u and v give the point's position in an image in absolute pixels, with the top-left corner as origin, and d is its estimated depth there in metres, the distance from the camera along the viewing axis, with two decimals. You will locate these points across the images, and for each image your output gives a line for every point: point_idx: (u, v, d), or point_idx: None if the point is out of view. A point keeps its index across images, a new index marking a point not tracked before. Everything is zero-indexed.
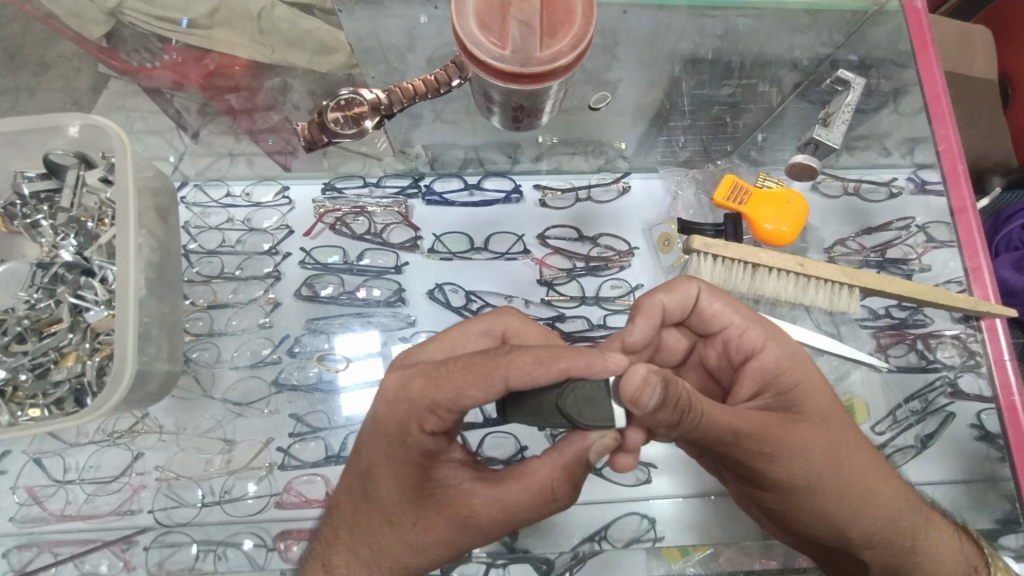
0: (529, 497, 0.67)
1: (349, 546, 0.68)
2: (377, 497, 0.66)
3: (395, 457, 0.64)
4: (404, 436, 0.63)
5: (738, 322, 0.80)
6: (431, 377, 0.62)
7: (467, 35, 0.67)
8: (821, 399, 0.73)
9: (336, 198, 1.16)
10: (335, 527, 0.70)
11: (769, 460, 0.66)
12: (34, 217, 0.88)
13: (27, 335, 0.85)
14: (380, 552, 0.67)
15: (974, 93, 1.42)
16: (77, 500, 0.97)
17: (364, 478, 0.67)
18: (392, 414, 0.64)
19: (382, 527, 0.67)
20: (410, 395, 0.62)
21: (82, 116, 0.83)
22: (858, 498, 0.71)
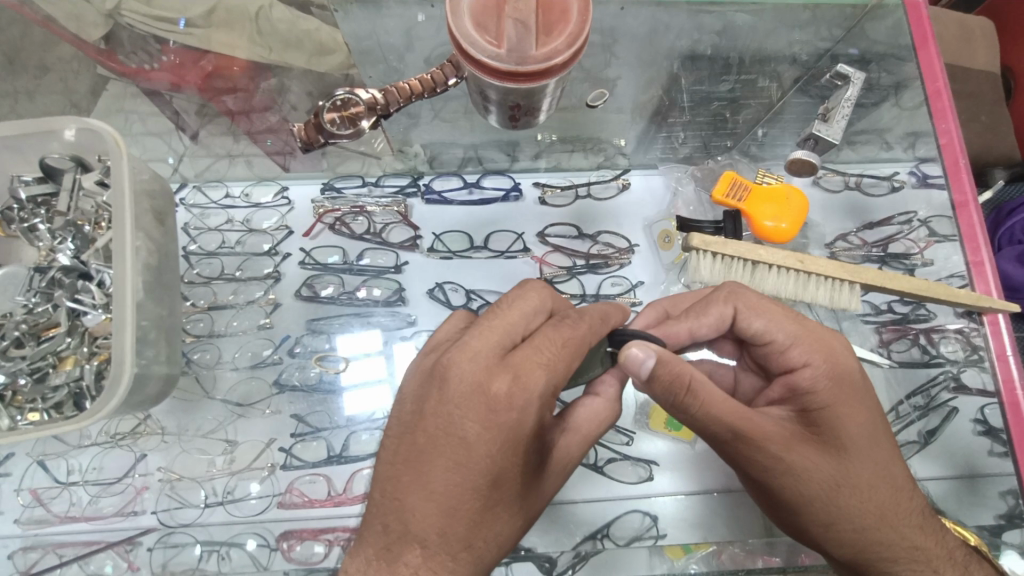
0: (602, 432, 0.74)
1: (468, 557, 0.61)
2: (503, 492, 0.62)
3: (524, 447, 0.61)
4: (535, 424, 0.62)
5: (782, 339, 0.73)
6: (552, 360, 0.63)
7: (462, 34, 0.67)
8: (854, 426, 0.68)
9: (335, 198, 1.16)
10: (446, 551, 0.59)
11: (764, 465, 0.68)
12: (32, 221, 0.89)
13: (25, 339, 0.85)
14: (502, 540, 0.63)
15: (977, 86, 1.41)
16: (80, 502, 0.97)
17: (489, 484, 0.60)
18: (525, 411, 0.60)
19: (507, 518, 0.63)
20: (540, 389, 0.62)
21: (77, 121, 0.83)
22: (864, 520, 0.69)
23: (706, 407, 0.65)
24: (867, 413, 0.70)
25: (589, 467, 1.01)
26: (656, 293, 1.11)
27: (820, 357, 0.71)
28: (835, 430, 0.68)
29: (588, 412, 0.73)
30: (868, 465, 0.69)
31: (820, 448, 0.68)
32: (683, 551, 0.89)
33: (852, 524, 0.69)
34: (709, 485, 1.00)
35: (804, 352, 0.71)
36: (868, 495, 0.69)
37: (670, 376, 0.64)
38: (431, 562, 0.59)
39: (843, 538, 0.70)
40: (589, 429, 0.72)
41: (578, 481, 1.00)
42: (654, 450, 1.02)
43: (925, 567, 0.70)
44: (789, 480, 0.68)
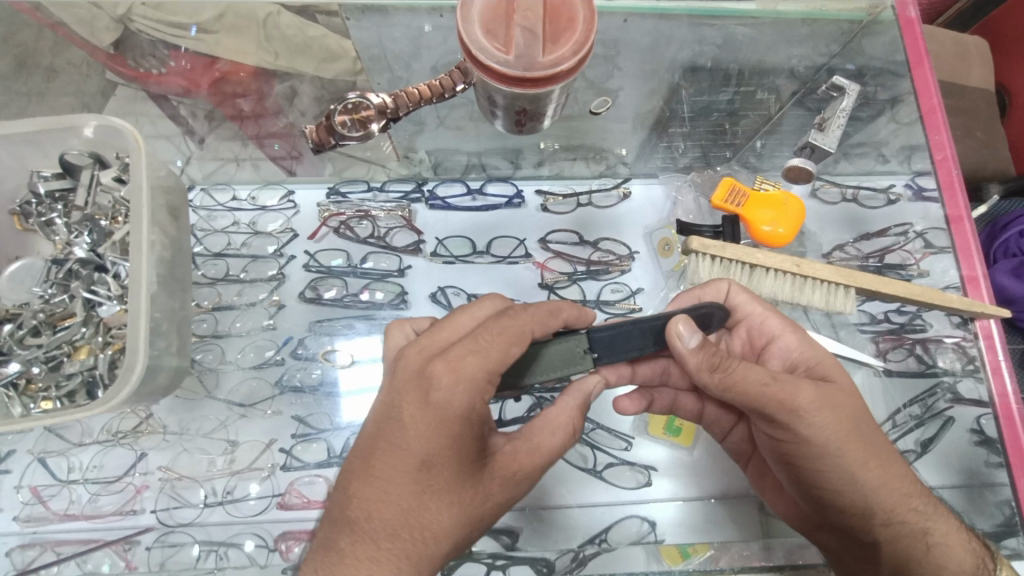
0: (563, 441, 0.70)
1: (393, 547, 0.59)
2: (437, 481, 0.61)
3: (452, 434, 0.61)
4: (465, 411, 0.61)
5: (760, 311, 0.84)
6: (485, 346, 0.63)
7: (472, 41, 0.69)
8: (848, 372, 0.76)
9: (340, 203, 1.18)
10: (374, 537, 0.59)
11: (804, 414, 0.68)
12: (49, 215, 0.91)
13: (42, 328, 0.87)
14: (434, 540, 0.61)
15: (972, 102, 1.44)
16: (80, 500, 0.98)
17: (418, 468, 0.60)
18: (451, 398, 0.61)
19: (438, 514, 0.61)
20: (471, 375, 0.62)
21: (98, 117, 0.85)
22: (886, 460, 0.71)
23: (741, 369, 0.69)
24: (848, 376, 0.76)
25: (589, 472, 1.02)
26: (656, 300, 1.12)
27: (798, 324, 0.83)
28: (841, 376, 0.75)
29: (545, 419, 0.70)
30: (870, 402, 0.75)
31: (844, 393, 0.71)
32: (681, 556, 0.87)
33: (878, 465, 0.70)
34: (706, 491, 1.01)
35: (782, 320, 0.82)
36: (884, 444, 0.72)
37: (719, 358, 0.70)
38: (360, 547, 0.59)
39: (874, 484, 0.70)
40: (546, 438, 0.69)
41: (575, 485, 1.01)
42: (654, 456, 1.03)
43: (932, 501, 0.74)
44: (830, 425, 0.68)
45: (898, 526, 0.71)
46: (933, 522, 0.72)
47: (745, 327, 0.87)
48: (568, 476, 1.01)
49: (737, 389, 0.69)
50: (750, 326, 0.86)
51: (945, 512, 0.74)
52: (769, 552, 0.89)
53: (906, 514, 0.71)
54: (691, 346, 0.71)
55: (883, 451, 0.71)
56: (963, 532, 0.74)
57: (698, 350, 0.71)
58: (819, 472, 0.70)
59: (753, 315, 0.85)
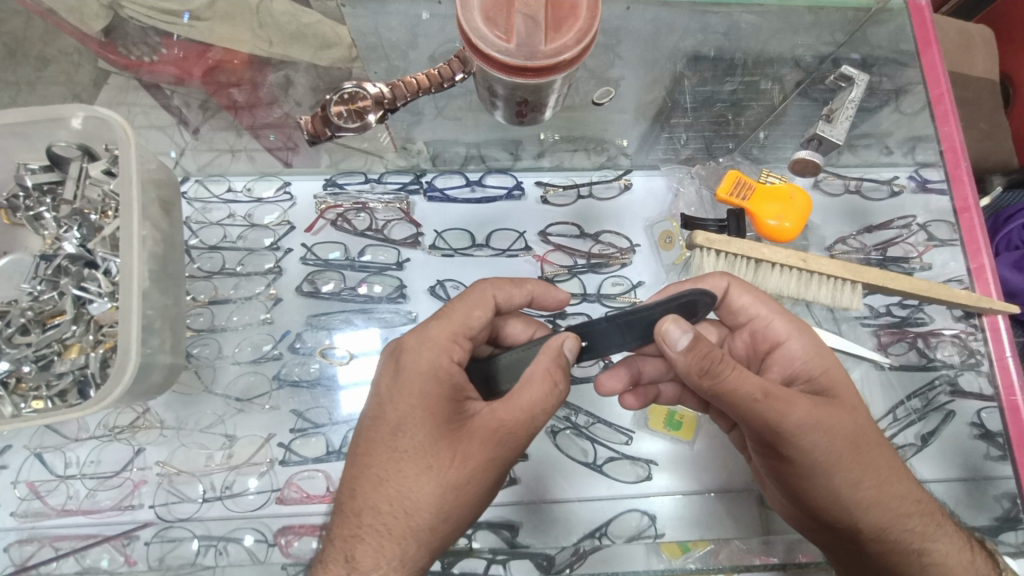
0: (543, 395, 0.66)
1: (377, 522, 0.61)
2: (412, 445, 0.63)
3: (421, 393, 0.65)
4: (431, 369, 0.66)
5: (766, 313, 0.83)
6: (449, 315, 0.72)
7: (472, 28, 0.67)
8: (851, 384, 0.75)
9: (337, 194, 1.16)
10: (360, 511, 0.62)
11: (796, 433, 0.67)
12: (38, 209, 0.89)
13: (31, 326, 0.85)
14: (415, 510, 0.61)
15: (976, 93, 1.42)
16: (77, 495, 0.97)
17: (391, 434, 0.64)
18: (416, 361, 0.67)
19: (414, 481, 0.61)
20: (432, 336, 0.69)
21: (85, 107, 0.83)
22: (879, 475, 0.71)
23: (738, 382, 0.65)
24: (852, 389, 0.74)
25: (588, 466, 1.01)
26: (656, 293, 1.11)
27: (801, 329, 0.80)
28: (840, 389, 0.74)
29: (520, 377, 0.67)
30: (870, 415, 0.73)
31: (840, 408, 0.71)
32: (680, 550, 0.88)
33: (870, 481, 0.70)
34: (706, 485, 1.00)
35: (788, 324, 0.81)
36: (880, 459, 0.71)
37: (706, 351, 0.65)
38: (351, 523, 0.62)
39: (865, 498, 0.70)
40: (521, 392, 0.65)
41: (575, 479, 1.00)
42: (654, 450, 1.03)
43: (930, 518, 0.73)
44: (822, 445, 0.68)
45: (888, 540, 0.71)
46: (927, 540, 0.72)
47: (748, 327, 0.85)
48: (568, 470, 1.01)
49: (731, 406, 0.67)
50: (753, 328, 0.84)
51: (941, 525, 0.73)
52: (768, 545, 0.89)
53: (897, 531, 0.71)
54: (679, 349, 0.66)
55: (877, 468, 0.71)
56: (959, 543, 0.73)
57: (690, 351, 0.65)
58: (809, 487, 0.71)
59: (758, 317, 0.83)
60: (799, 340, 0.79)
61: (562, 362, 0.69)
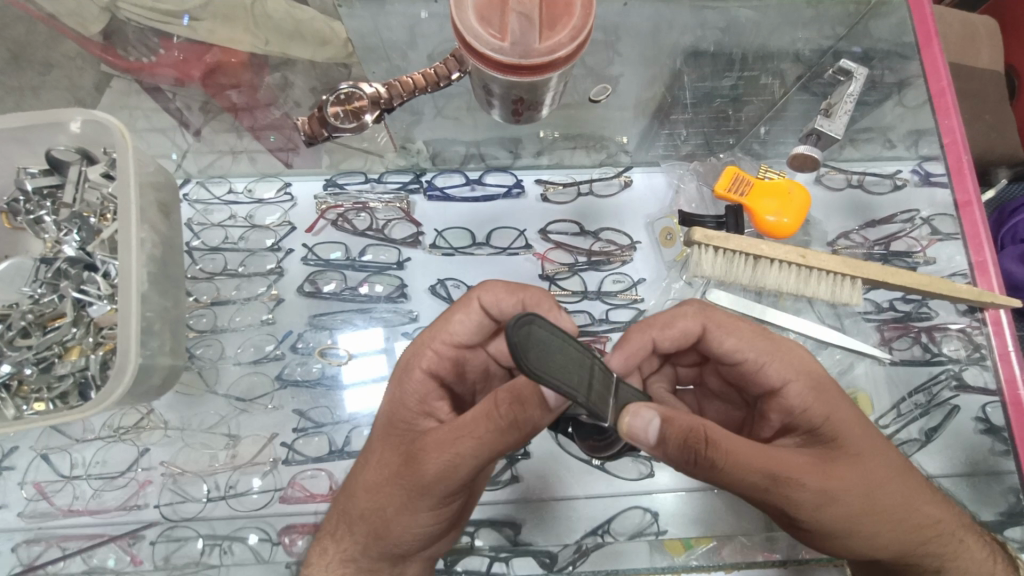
0: (474, 420, 0.63)
1: (340, 504, 0.74)
2: (370, 442, 0.74)
3: (389, 394, 0.77)
4: (400, 372, 0.78)
5: (754, 356, 0.78)
6: (436, 325, 0.80)
7: (466, 27, 0.67)
8: (858, 427, 0.72)
9: (338, 195, 1.16)
10: (339, 492, 0.76)
11: (807, 504, 0.66)
12: (38, 212, 0.89)
13: (31, 329, 0.86)
14: (353, 499, 0.71)
15: (981, 85, 1.41)
16: (84, 495, 0.98)
17: (369, 428, 0.77)
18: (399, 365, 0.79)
19: (359, 468, 0.73)
20: (417, 344, 0.79)
21: (82, 112, 0.84)
22: (899, 518, 0.69)
23: (736, 459, 0.63)
24: (860, 435, 0.71)
25: (589, 463, 1.00)
26: (657, 290, 1.11)
27: (798, 370, 0.77)
28: (845, 437, 0.71)
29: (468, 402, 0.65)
30: (885, 455, 0.71)
31: (846, 464, 0.69)
32: (683, 547, 0.91)
33: (890, 528, 0.69)
34: (708, 482, 1.00)
35: (781, 367, 0.77)
36: (899, 502, 0.69)
37: (682, 430, 0.62)
38: (335, 498, 0.77)
39: (886, 543, 0.69)
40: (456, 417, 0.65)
41: (579, 477, 1.00)
42: None
43: (952, 540, 0.73)
44: (835, 512, 0.66)
45: (911, 569, 0.72)
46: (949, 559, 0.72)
47: (738, 372, 0.81)
48: (569, 467, 1.00)
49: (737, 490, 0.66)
50: (744, 373, 0.80)
51: (963, 542, 0.73)
52: (772, 542, 0.91)
53: (917, 560, 0.72)
54: (652, 440, 0.62)
55: (897, 512, 0.69)
56: (980, 556, 0.74)
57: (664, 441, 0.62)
58: (829, 546, 0.71)
59: (748, 361, 0.79)
60: (799, 384, 0.75)
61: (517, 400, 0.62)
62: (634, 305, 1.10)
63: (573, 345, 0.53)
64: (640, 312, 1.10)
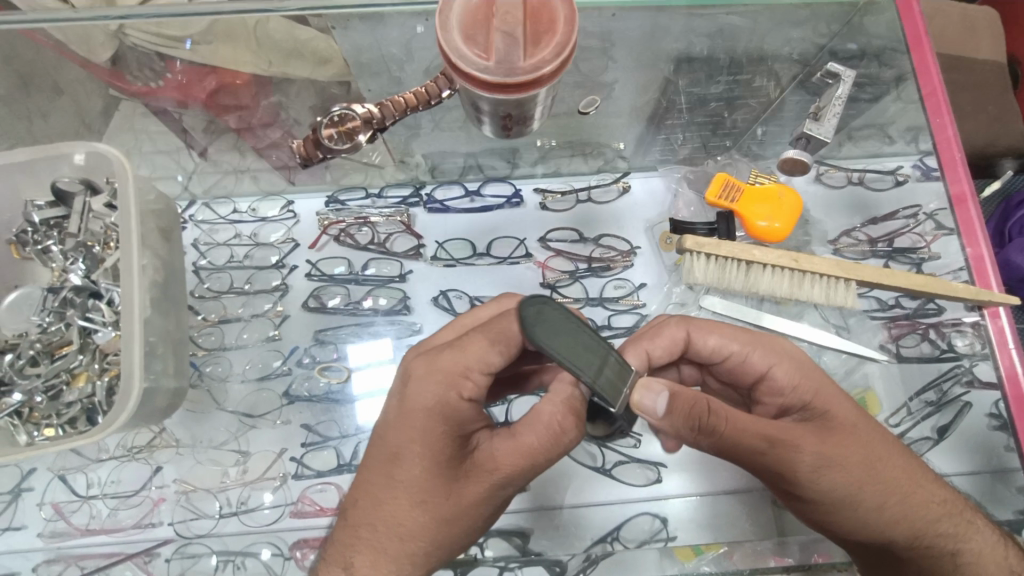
0: (549, 442, 0.66)
1: (373, 542, 0.65)
2: (408, 476, 0.64)
3: (425, 424, 0.65)
4: (437, 406, 0.65)
5: (740, 349, 0.77)
6: (468, 349, 0.66)
7: (451, 47, 0.68)
8: (848, 402, 0.73)
9: (339, 211, 1.18)
10: (357, 525, 0.66)
11: (808, 470, 0.67)
12: (45, 242, 0.92)
13: (40, 358, 0.88)
14: (413, 537, 0.65)
15: (982, 76, 1.39)
16: (100, 515, 1.00)
17: (391, 460, 0.65)
18: (425, 388, 0.65)
19: (409, 508, 0.64)
20: (445, 367, 0.66)
21: (86, 145, 0.87)
22: (898, 489, 0.70)
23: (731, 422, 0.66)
24: (850, 411, 0.72)
25: (599, 471, 1.00)
26: (660, 295, 1.11)
27: (785, 354, 0.76)
28: (838, 412, 0.71)
29: (531, 418, 0.66)
30: (877, 427, 0.72)
31: (842, 436, 0.69)
32: (693, 553, 0.90)
33: (894, 500, 0.69)
34: (718, 486, 0.99)
35: (765, 354, 0.76)
36: (897, 475, 0.70)
37: (688, 403, 0.64)
38: (351, 532, 0.66)
39: (893, 517, 0.69)
40: (530, 439, 0.65)
41: (585, 485, 1.00)
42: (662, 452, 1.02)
43: (960, 518, 0.73)
44: (831, 478, 0.68)
45: (925, 549, 0.71)
46: (960, 539, 0.72)
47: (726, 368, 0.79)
48: (577, 476, 1.01)
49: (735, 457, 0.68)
50: (731, 368, 0.78)
51: (973, 522, 0.74)
52: (783, 546, 0.91)
53: (930, 538, 0.71)
54: (661, 412, 0.64)
55: (896, 483, 0.70)
56: (993, 543, 0.74)
57: (671, 413, 0.64)
58: (836, 523, 0.70)
59: (733, 356, 0.77)
60: (785, 366, 0.75)
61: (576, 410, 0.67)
62: (636, 311, 1.11)
63: (587, 332, 0.60)
64: (642, 317, 1.10)
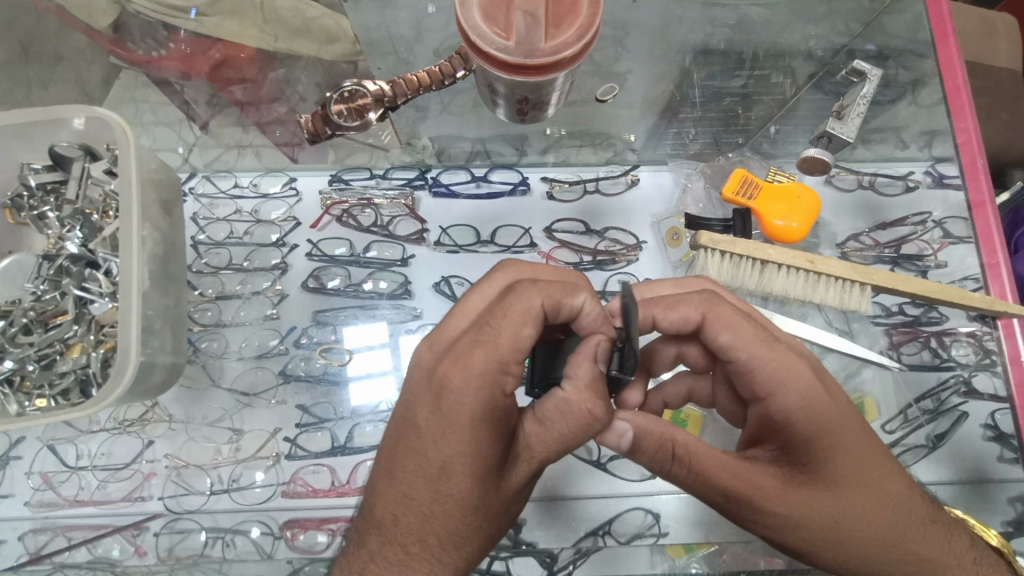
0: (587, 432, 0.64)
1: (424, 556, 0.62)
2: (458, 485, 0.61)
3: (471, 430, 0.60)
4: (483, 409, 0.60)
5: (744, 361, 0.70)
6: (498, 342, 0.62)
7: (470, 25, 0.67)
8: (841, 445, 0.66)
9: (342, 190, 1.15)
10: (402, 541, 0.61)
11: (770, 520, 0.66)
12: (42, 208, 0.90)
13: (33, 326, 0.87)
14: (465, 541, 0.63)
15: (997, 84, 1.37)
16: (89, 486, 0.99)
17: (439, 472, 0.61)
18: (467, 394, 0.60)
19: (461, 516, 0.62)
20: (483, 367, 0.61)
21: (86, 109, 0.84)
22: (879, 545, 0.66)
23: (702, 467, 0.66)
24: (842, 455, 0.66)
25: (593, 465, 1.01)
26: None
27: (788, 382, 0.68)
28: (826, 458, 0.66)
29: (562, 404, 0.62)
30: (872, 479, 0.66)
31: (821, 486, 0.65)
32: (684, 550, 0.89)
33: (875, 553, 0.66)
34: None
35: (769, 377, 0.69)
36: (879, 529, 0.66)
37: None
38: (396, 551, 0.61)
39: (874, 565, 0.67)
40: (568, 428, 0.63)
41: (581, 478, 1.00)
42: None
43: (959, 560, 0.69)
44: (796, 529, 0.66)
45: None
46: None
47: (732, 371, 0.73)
48: (573, 469, 1.01)
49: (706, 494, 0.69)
50: (735, 373, 0.73)
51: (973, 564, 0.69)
52: (774, 547, 0.88)
53: None
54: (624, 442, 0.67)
55: (877, 536, 0.66)
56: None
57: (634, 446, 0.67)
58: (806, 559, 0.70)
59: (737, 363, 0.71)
60: (786, 395, 0.68)
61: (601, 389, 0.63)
62: None
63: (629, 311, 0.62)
64: None
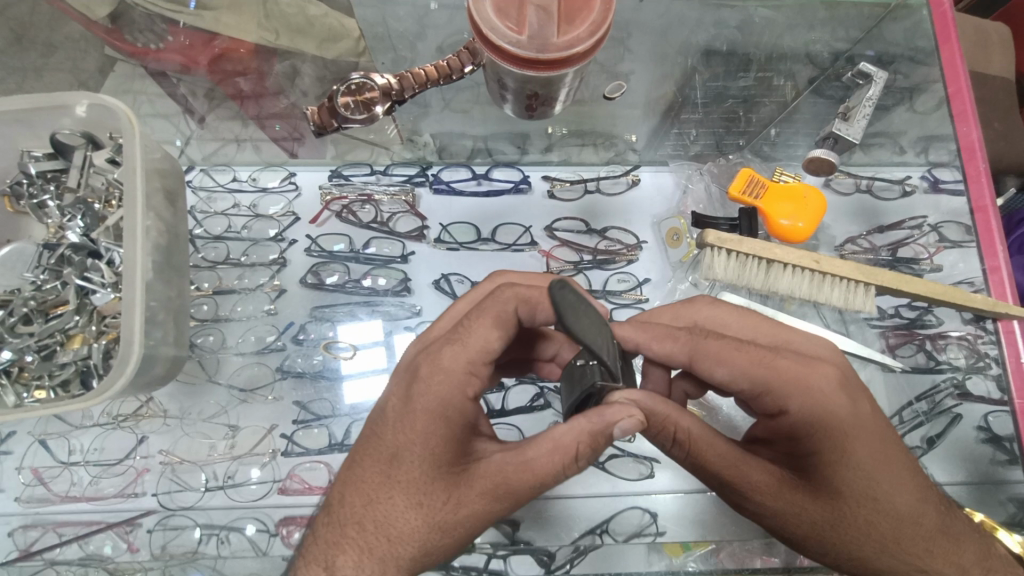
0: (558, 463, 0.61)
1: (360, 541, 0.60)
2: (405, 475, 0.60)
3: (426, 422, 0.61)
4: (442, 403, 0.61)
5: (747, 389, 0.67)
6: (465, 341, 0.64)
7: (483, 20, 0.67)
8: (846, 461, 0.64)
9: (342, 186, 1.14)
10: (344, 522, 0.61)
11: (756, 509, 0.68)
12: (41, 197, 0.89)
13: (33, 316, 0.86)
14: (402, 540, 0.60)
15: (991, 92, 1.39)
16: (81, 482, 0.97)
17: (389, 457, 0.61)
18: (429, 387, 0.61)
19: (403, 509, 0.60)
20: (450, 363, 0.62)
21: (89, 96, 0.82)
22: (869, 548, 0.66)
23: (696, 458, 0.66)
24: (846, 468, 0.64)
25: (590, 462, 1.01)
26: (663, 291, 1.11)
27: (800, 403, 0.64)
28: (829, 471, 0.64)
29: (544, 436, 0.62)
30: (876, 491, 0.64)
31: (817, 492, 0.65)
32: (681, 549, 0.89)
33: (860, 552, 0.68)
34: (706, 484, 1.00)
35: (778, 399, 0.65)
36: (873, 536, 0.66)
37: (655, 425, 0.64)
38: (336, 530, 0.61)
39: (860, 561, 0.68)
40: (538, 459, 0.61)
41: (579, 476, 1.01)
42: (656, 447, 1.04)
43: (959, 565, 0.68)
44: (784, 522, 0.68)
45: None
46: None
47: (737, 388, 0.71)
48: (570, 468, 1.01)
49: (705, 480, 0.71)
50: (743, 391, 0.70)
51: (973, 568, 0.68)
52: (770, 546, 0.90)
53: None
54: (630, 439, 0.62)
55: (869, 540, 0.66)
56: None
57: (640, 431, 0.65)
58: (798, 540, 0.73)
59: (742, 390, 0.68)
60: (798, 414, 0.65)
61: (604, 435, 0.61)
62: (639, 305, 1.10)
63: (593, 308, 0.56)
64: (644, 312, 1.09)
